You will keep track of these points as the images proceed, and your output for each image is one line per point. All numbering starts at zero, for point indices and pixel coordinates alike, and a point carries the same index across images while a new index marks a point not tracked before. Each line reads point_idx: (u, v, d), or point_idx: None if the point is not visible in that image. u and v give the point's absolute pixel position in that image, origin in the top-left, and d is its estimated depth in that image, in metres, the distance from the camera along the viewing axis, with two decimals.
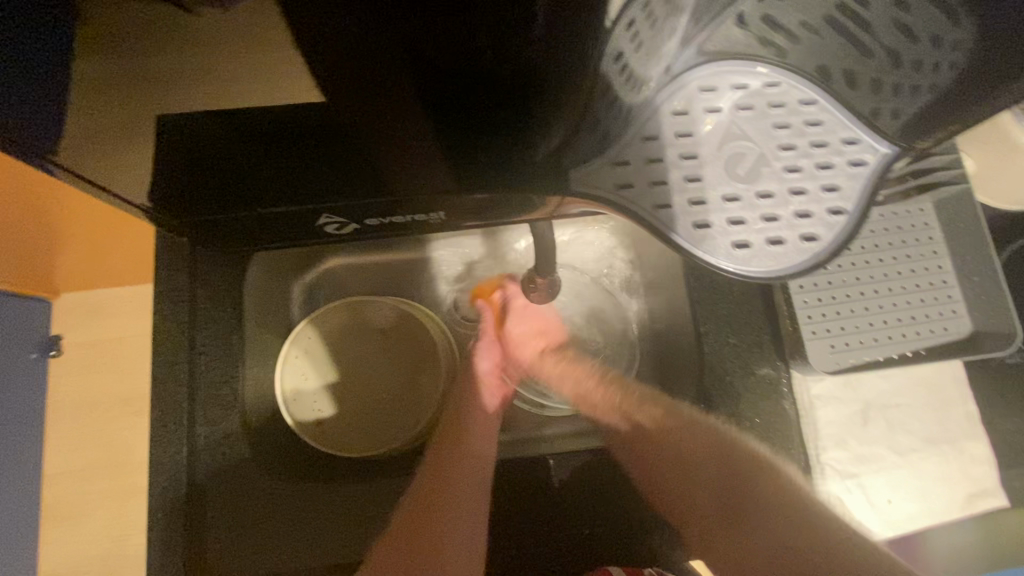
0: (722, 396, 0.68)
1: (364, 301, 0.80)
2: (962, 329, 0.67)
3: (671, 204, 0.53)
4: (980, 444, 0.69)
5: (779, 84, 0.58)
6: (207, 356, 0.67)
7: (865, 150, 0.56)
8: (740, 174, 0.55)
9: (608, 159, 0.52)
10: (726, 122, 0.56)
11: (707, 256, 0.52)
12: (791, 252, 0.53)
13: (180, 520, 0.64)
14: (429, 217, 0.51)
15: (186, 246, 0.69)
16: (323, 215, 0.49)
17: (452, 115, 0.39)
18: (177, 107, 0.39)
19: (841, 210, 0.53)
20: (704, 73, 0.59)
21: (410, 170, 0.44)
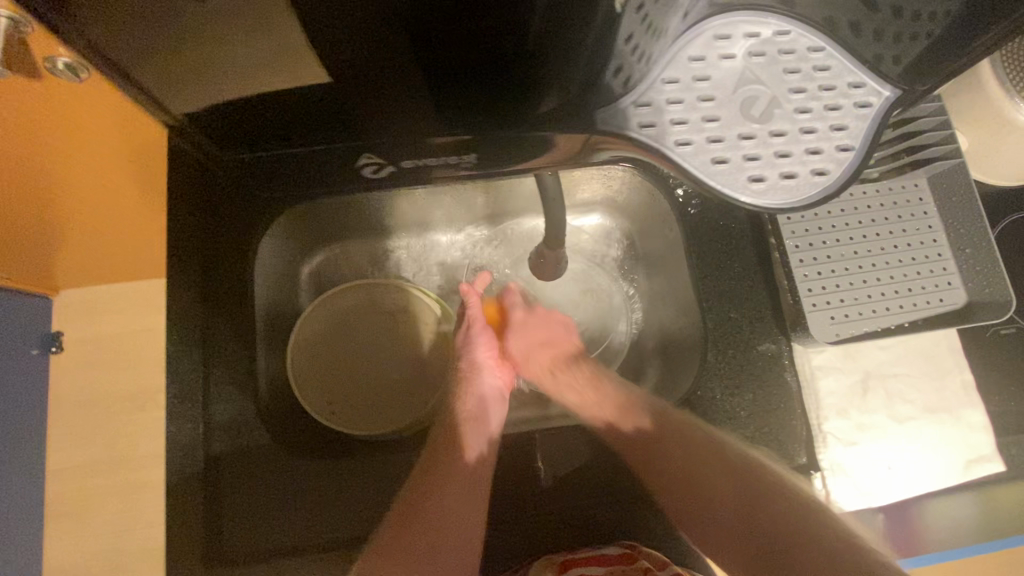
0: (725, 371, 0.70)
1: (372, 284, 0.81)
2: (957, 299, 0.69)
3: (688, 143, 0.52)
4: (976, 412, 0.71)
5: (790, 32, 0.55)
6: (220, 337, 0.69)
7: (870, 92, 0.54)
8: (753, 114, 0.53)
9: (629, 103, 0.51)
10: (739, 68, 0.54)
11: (723, 192, 0.51)
12: (804, 185, 0.51)
13: (198, 495, 0.65)
14: (463, 159, 0.48)
15: (196, 229, 0.70)
16: (362, 156, 0.46)
17: (461, 79, 0.40)
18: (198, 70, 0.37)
19: (850, 147, 0.52)
20: (718, 20, 0.55)
21: (416, 130, 0.44)
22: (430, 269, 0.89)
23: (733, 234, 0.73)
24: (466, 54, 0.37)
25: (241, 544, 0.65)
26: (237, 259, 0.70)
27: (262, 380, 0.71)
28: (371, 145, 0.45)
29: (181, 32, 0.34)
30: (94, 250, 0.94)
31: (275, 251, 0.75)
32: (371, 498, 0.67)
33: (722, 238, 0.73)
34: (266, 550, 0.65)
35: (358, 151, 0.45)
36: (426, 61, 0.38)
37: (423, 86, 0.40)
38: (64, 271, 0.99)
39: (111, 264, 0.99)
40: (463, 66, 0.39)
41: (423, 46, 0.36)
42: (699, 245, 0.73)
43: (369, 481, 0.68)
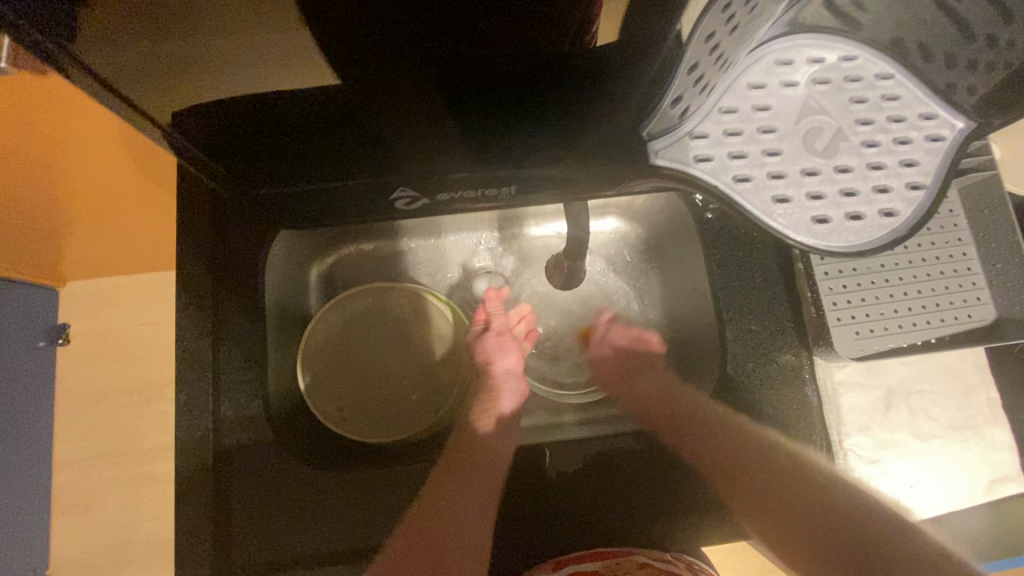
0: (743, 383, 0.68)
1: (382, 287, 0.80)
2: (987, 316, 0.67)
3: (750, 177, 0.49)
4: (1001, 431, 0.69)
5: (855, 58, 0.55)
6: (231, 341, 0.67)
7: (941, 125, 0.53)
8: (819, 148, 0.51)
9: (686, 133, 0.48)
10: (803, 98, 0.52)
11: (788, 233, 0.49)
12: (871, 227, 0.50)
13: (208, 502, 0.64)
14: (498, 192, 0.45)
15: (201, 231, 0.68)
16: (394, 189, 0.44)
17: (479, 91, 0.37)
18: (201, 76, 0.35)
19: (921, 184, 0.51)
20: (780, 47, 0.54)
21: (439, 162, 0.42)
22: (443, 270, 0.87)
23: (756, 243, 0.70)
24: (482, 69, 0.35)
25: (251, 550, 0.64)
26: (246, 264, 0.68)
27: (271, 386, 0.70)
28: (402, 177, 0.42)
29: (209, 74, 0.35)
30: None
31: (285, 252, 0.73)
32: (383, 507, 0.66)
33: (744, 248, 0.71)
34: (276, 559, 0.64)
35: (392, 184, 0.43)
36: (444, 83, 0.36)
37: (438, 106, 0.38)
38: (68, 263, 0.97)
39: None
40: (477, 84, 0.37)
41: (446, 71, 0.35)
42: (720, 254, 0.70)
43: (379, 489, 0.67)
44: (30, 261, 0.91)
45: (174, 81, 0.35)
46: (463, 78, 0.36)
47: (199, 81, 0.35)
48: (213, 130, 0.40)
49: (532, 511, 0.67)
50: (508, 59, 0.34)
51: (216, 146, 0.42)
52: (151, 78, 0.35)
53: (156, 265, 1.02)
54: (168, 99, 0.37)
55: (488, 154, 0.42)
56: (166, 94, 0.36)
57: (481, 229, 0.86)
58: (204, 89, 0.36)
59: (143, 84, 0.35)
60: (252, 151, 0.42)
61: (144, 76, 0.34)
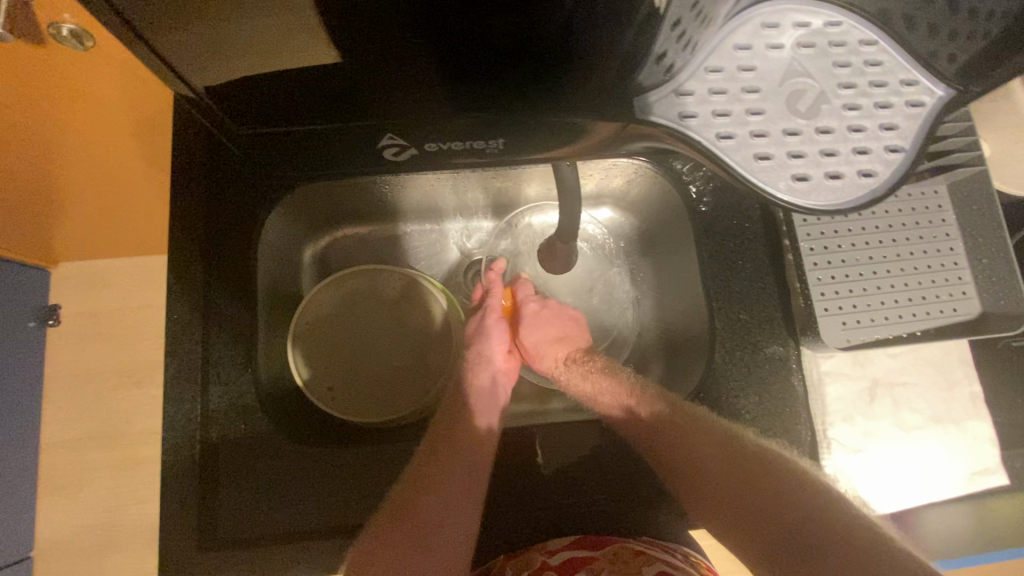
0: (730, 372, 0.69)
1: (374, 269, 0.80)
2: (972, 310, 0.68)
3: (732, 135, 0.50)
4: (982, 424, 0.70)
5: (841, 23, 0.54)
6: (222, 317, 0.67)
7: (921, 92, 0.53)
8: (801, 109, 0.51)
9: (671, 90, 0.50)
10: (787, 60, 0.52)
11: (766, 189, 0.50)
12: (848, 187, 0.51)
13: (194, 476, 0.64)
14: (488, 145, 0.47)
15: (196, 204, 0.69)
16: (384, 135, 0.44)
17: (477, 66, 0.39)
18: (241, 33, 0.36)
19: (898, 148, 0.52)
20: (768, 8, 0.53)
21: (427, 119, 0.43)
22: (436, 257, 0.88)
23: (746, 233, 0.71)
24: (485, 38, 0.37)
25: (235, 525, 0.64)
26: (241, 239, 0.69)
27: (261, 362, 0.70)
28: (388, 123, 0.43)
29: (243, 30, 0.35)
30: (91, 225, 0.92)
31: (278, 230, 0.74)
32: (369, 487, 0.66)
33: (734, 238, 0.71)
34: (261, 534, 0.64)
35: (380, 129, 0.44)
36: (439, 52, 0.38)
37: (428, 70, 0.40)
38: (59, 245, 0.97)
39: (109, 239, 0.97)
40: (474, 66, 0.40)
41: (439, 40, 0.37)
42: (710, 244, 0.71)
43: (368, 468, 0.67)
44: (22, 241, 0.91)
45: (217, 59, 0.38)
46: (461, 60, 0.39)
47: (235, 44, 0.37)
48: (238, 90, 0.41)
49: (518, 493, 0.67)
50: (514, 39, 0.37)
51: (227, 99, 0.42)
52: (200, 44, 0.36)
53: (149, 247, 1.02)
54: (209, 74, 0.39)
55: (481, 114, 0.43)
56: (210, 60, 0.38)
57: (474, 216, 0.87)
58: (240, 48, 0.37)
59: (193, 59, 0.37)
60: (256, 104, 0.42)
61: (193, 40, 0.36)
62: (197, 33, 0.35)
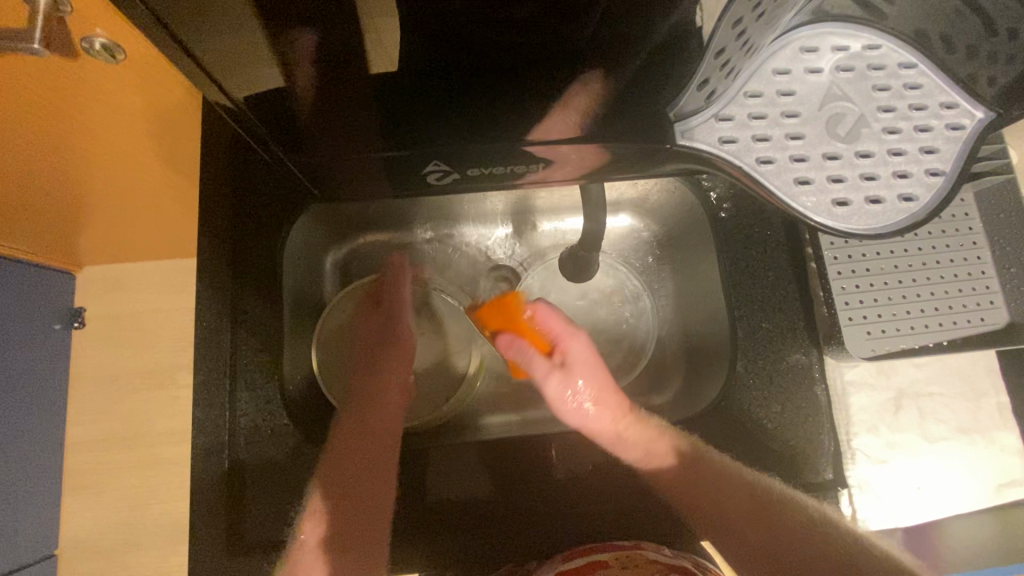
0: (752, 380, 0.68)
1: (399, 277, 0.84)
2: (1000, 319, 0.67)
3: (773, 160, 0.51)
4: (1009, 434, 0.69)
5: (880, 47, 0.55)
6: (249, 324, 0.69)
7: (962, 115, 0.55)
8: (841, 133, 0.53)
9: (712, 115, 0.50)
10: (828, 84, 0.53)
11: (809, 212, 0.51)
12: (889, 211, 0.52)
13: (223, 478, 0.66)
14: (527, 168, 0.50)
15: (225, 214, 0.71)
16: (429, 162, 0.47)
17: (479, 87, 0.39)
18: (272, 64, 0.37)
19: (939, 172, 0.53)
20: (808, 31, 0.54)
21: (446, 142, 0.45)
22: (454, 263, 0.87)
23: (768, 241, 0.71)
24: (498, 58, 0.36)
25: (263, 529, 0.66)
26: (266, 249, 0.71)
27: (287, 368, 0.71)
28: (439, 151, 0.46)
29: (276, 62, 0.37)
30: (116, 232, 0.94)
31: (303, 236, 0.75)
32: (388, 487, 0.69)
33: (756, 246, 0.71)
34: (286, 538, 0.66)
35: (427, 157, 0.46)
36: (441, 73, 0.38)
37: (432, 90, 0.40)
38: (86, 250, 0.99)
39: (136, 245, 0.99)
40: (475, 86, 0.39)
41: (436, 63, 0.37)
42: (732, 251, 0.71)
43: None
44: (50, 247, 0.93)
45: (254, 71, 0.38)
46: (453, 77, 0.38)
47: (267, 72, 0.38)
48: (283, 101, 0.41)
49: (539, 500, 0.68)
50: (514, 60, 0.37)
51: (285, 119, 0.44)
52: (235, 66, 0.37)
53: (172, 252, 1.05)
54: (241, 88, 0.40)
55: (520, 132, 0.44)
56: (241, 80, 0.39)
57: (492, 223, 0.87)
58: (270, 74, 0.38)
59: (229, 70, 0.38)
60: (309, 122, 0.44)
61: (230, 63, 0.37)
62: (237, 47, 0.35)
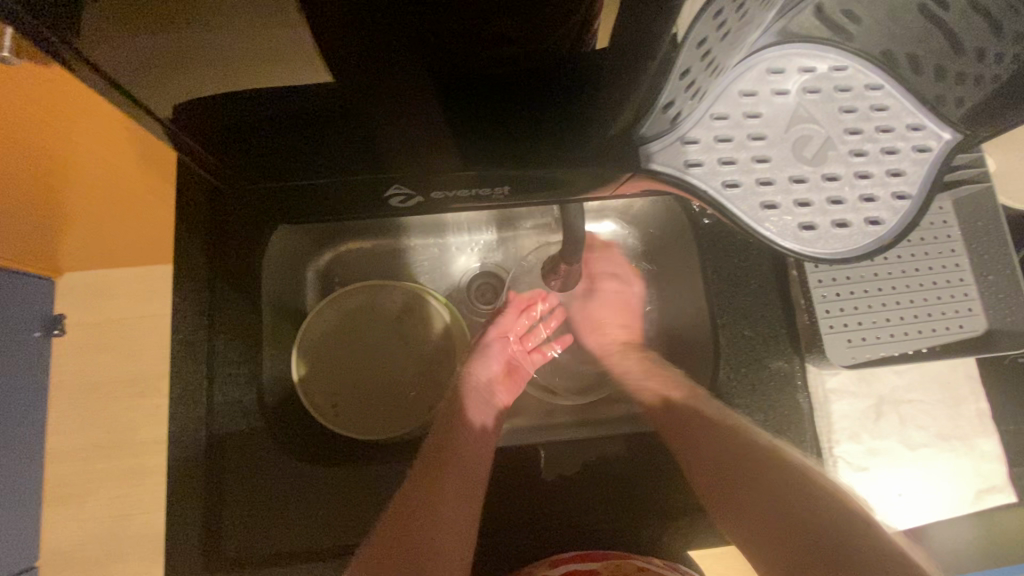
0: (735, 387, 0.68)
1: (380, 285, 0.81)
2: (977, 326, 0.68)
3: (739, 183, 0.52)
4: (990, 441, 0.70)
5: (846, 68, 0.56)
6: (226, 336, 0.68)
7: (928, 136, 0.56)
8: (807, 156, 0.53)
9: (676, 138, 0.50)
10: (793, 106, 0.54)
11: (775, 239, 0.51)
12: (857, 234, 0.52)
13: (200, 494, 0.64)
14: (493, 192, 0.45)
15: (199, 229, 0.69)
16: (390, 186, 0.42)
17: (474, 94, 0.38)
18: (203, 63, 0.34)
19: (905, 195, 0.53)
20: (772, 54, 0.56)
21: (423, 156, 0.41)
22: (438, 271, 0.87)
23: (750, 248, 0.71)
24: (483, 69, 0.36)
25: (241, 544, 0.64)
26: (241, 258, 0.69)
27: (266, 380, 0.70)
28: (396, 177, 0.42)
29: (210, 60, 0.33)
30: (96, 239, 0.92)
31: (283, 245, 0.74)
32: (364, 501, 0.67)
33: (738, 253, 0.71)
34: (265, 555, 0.64)
35: (386, 180, 0.42)
36: (436, 82, 0.36)
37: (404, 104, 0.38)
38: (65, 256, 0.97)
39: (117, 250, 0.97)
40: (470, 88, 0.37)
41: (432, 70, 0.35)
42: (715, 258, 0.71)
43: (372, 485, 0.67)
44: (28, 253, 0.91)
45: (186, 73, 0.34)
46: (453, 85, 0.37)
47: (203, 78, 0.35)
48: (212, 115, 0.38)
49: (524, 510, 0.67)
50: (503, 62, 0.36)
51: (212, 137, 0.40)
52: (167, 74, 0.34)
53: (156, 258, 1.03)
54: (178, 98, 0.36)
55: (478, 145, 0.41)
56: (179, 91, 0.36)
57: (476, 231, 0.87)
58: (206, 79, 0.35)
59: (159, 77, 0.34)
60: (238, 138, 0.40)
61: (162, 72, 0.34)
62: (160, 47, 0.32)
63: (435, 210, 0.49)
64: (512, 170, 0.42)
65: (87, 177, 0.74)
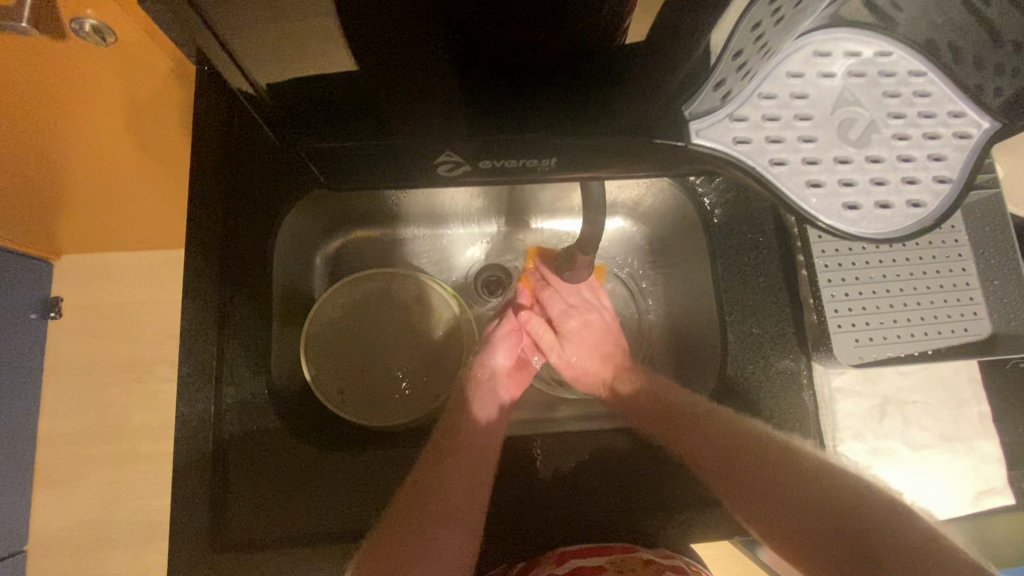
0: (742, 383, 0.69)
1: (394, 271, 0.81)
2: (982, 330, 0.69)
3: (786, 162, 0.52)
4: (990, 444, 0.71)
5: (891, 54, 0.57)
6: (235, 316, 0.67)
7: (969, 123, 0.56)
8: (852, 138, 0.53)
9: (727, 115, 0.50)
10: (839, 88, 0.54)
11: (819, 215, 0.51)
12: (899, 216, 0.53)
13: (207, 473, 0.64)
14: (541, 162, 0.47)
15: (218, 207, 0.69)
16: (442, 152, 0.45)
17: (529, 69, 0.41)
18: (302, 45, 0.37)
19: (946, 178, 0.54)
20: (818, 38, 0.56)
21: (448, 125, 0.43)
22: (446, 262, 0.88)
23: (760, 247, 0.71)
24: (514, 59, 0.40)
25: (246, 525, 0.64)
26: (260, 239, 0.69)
27: (274, 363, 0.69)
28: (451, 141, 0.44)
29: (295, 39, 0.37)
30: (98, 222, 0.91)
31: (294, 228, 0.74)
32: (365, 483, 0.66)
33: (749, 251, 0.72)
34: (270, 537, 0.64)
35: (438, 146, 0.44)
36: (461, 65, 0.40)
37: (465, 79, 0.41)
38: (65, 238, 0.96)
39: (118, 234, 0.97)
40: (523, 59, 0.40)
41: (500, 46, 0.39)
42: (725, 256, 0.72)
43: (380, 471, 0.67)
44: (29, 234, 0.90)
45: (288, 41, 0.37)
46: (514, 56, 0.39)
47: (297, 60, 0.39)
48: (296, 88, 0.41)
49: (531, 500, 0.67)
50: (527, 48, 0.39)
51: (286, 97, 0.42)
52: (267, 51, 0.38)
53: (158, 242, 1.03)
54: (272, 73, 0.40)
55: (526, 120, 0.44)
56: (276, 70, 0.39)
57: (484, 223, 0.87)
58: (297, 63, 0.39)
59: (264, 54, 0.38)
60: (303, 103, 0.42)
61: (263, 47, 0.37)
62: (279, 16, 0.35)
63: (486, 180, 0.50)
64: (551, 138, 0.44)
65: (93, 163, 0.73)
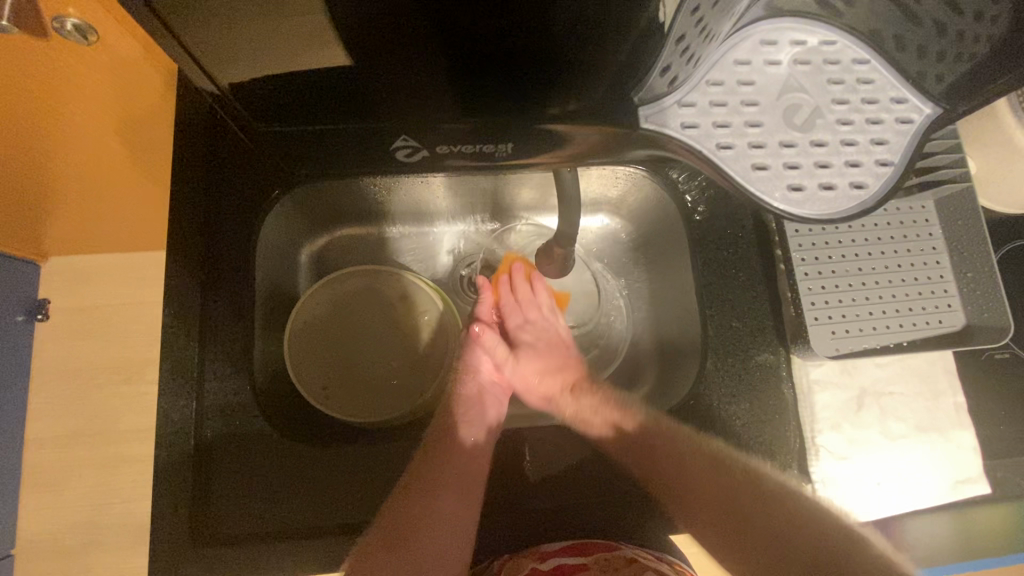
0: (721, 375, 0.70)
1: (377, 270, 0.81)
2: (957, 321, 0.70)
3: (733, 145, 0.54)
4: (966, 434, 0.72)
5: (835, 42, 0.59)
6: (218, 312, 0.68)
7: (911, 109, 0.58)
8: (796, 123, 0.55)
9: (674, 101, 0.52)
10: (784, 76, 0.56)
11: (763, 197, 0.53)
12: (841, 198, 0.54)
13: (189, 470, 0.64)
14: (499, 148, 0.48)
15: (200, 203, 0.70)
16: (398, 138, 0.46)
17: (480, 65, 0.41)
18: (259, 43, 0.38)
19: (887, 162, 0.56)
20: (766, 26, 0.57)
21: (421, 119, 0.45)
22: (431, 260, 0.88)
23: (739, 242, 0.73)
24: (470, 55, 0.40)
25: (229, 522, 0.64)
26: (242, 236, 0.70)
27: (257, 361, 0.70)
28: (400, 126, 0.45)
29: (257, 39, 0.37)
30: (84, 224, 0.91)
31: (277, 226, 0.75)
32: (348, 481, 0.66)
33: (727, 247, 0.73)
34: (253, 533, 0.64)
35: (393, 132, 0.46)
36: (435, 62, 0.40)
37: (415, 66, 0.41)
38: (52, 240, 0.96)
39: (102, 235, 0.97)
40: (476, 56, 0.40)
41: (451, 43, 0.39)
42: (704, 250, 0.73)
43: (364, 466, 0.67)
44: (15, 236, 0.90)
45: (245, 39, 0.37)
46: (467, 54, 0.40)
47: (261, 57, 0.39)
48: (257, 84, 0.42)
49: (514, 494, 0.67)
50: (487, 46, 0.39)
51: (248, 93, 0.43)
52: (229, 52, 0.39)
53: (145, 244, 1.03)
54: (237, 72, 0.41)
55: (476, 107, 0.45)
56: (238, 68, 0.40)
57: (468, 221, 0.88)
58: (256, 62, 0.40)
59: (224, 52, 0.39)
60: (266, 97, 0.43)
61: (223, 48, 0.38)
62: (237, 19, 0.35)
63: (445, 166, 0.53)
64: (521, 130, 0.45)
65: (76, 166, 0.74)
